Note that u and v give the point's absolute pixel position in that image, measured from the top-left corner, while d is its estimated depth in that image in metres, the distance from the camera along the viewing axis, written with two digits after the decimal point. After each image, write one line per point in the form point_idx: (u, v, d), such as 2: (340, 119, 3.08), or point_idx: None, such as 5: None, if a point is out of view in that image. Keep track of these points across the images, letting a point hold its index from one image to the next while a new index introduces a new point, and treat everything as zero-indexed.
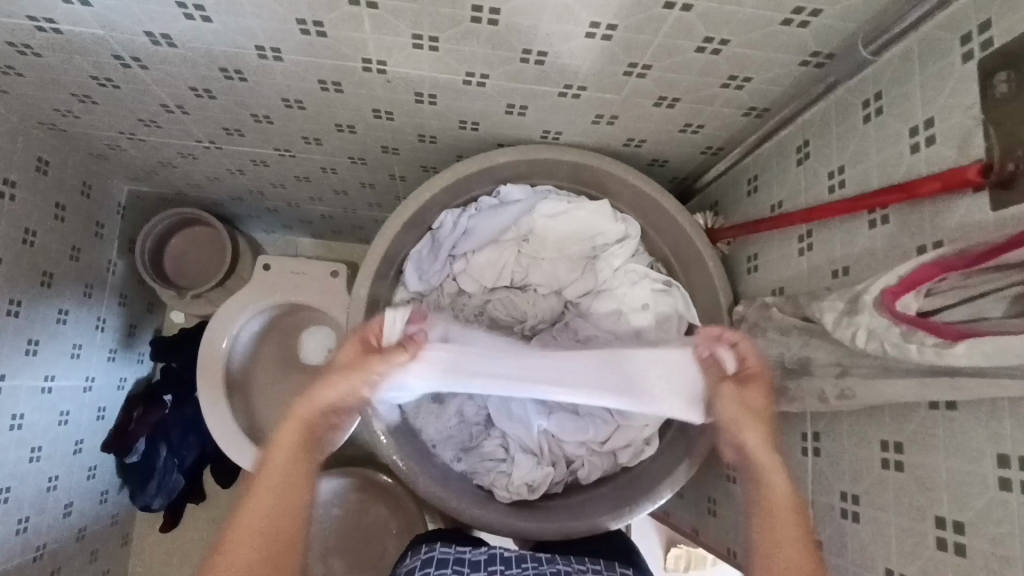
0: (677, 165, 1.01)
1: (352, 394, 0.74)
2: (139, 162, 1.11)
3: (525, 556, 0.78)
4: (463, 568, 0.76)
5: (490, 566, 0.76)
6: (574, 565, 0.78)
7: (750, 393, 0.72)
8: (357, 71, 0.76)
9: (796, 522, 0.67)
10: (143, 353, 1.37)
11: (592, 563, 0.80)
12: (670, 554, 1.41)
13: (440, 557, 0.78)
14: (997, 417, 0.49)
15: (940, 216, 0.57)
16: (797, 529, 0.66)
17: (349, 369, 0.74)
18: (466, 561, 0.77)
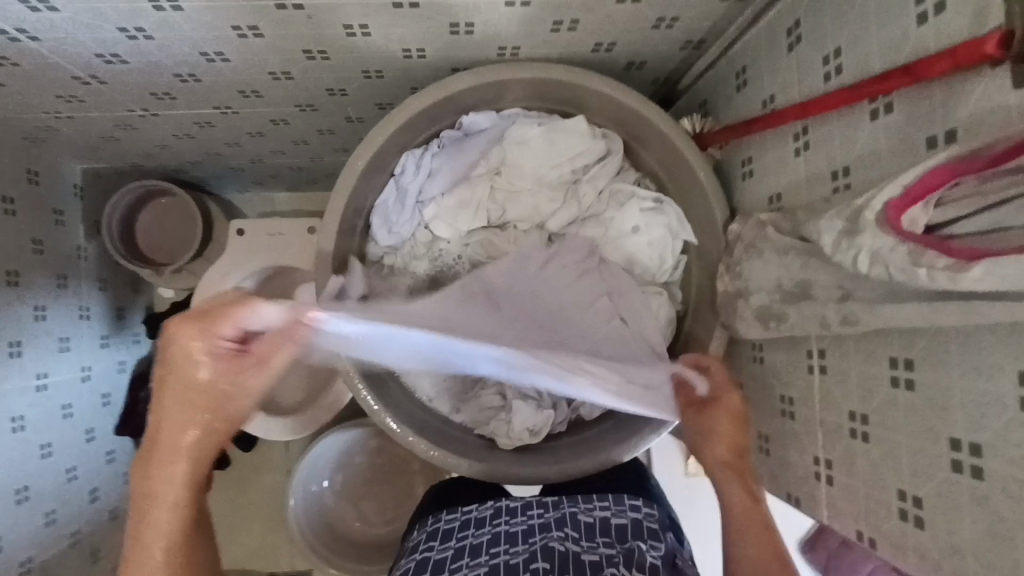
0: (656, 66, 0.90)
1: (240, 398, 0.62)
2: (80, 140, 1.03)
3: (530, 504, 0.77)
4: (469, 529, 0.75)
5: (496, 519, 0.76)
6: (579, 504, 0.77)
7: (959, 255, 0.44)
8: (271, 10, 0.66)
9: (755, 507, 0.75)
10: (138, 333, 1.36)
11: (600, 500, 0.79)
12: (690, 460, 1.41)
13: (445, 528, 0.76)
14: (1020, 333, 0.44)
15: (954, 101, 0.49)
16: (757, 516, 0.75)
17: (244, 384, 0.62)
18: (471, 521, 0.76)
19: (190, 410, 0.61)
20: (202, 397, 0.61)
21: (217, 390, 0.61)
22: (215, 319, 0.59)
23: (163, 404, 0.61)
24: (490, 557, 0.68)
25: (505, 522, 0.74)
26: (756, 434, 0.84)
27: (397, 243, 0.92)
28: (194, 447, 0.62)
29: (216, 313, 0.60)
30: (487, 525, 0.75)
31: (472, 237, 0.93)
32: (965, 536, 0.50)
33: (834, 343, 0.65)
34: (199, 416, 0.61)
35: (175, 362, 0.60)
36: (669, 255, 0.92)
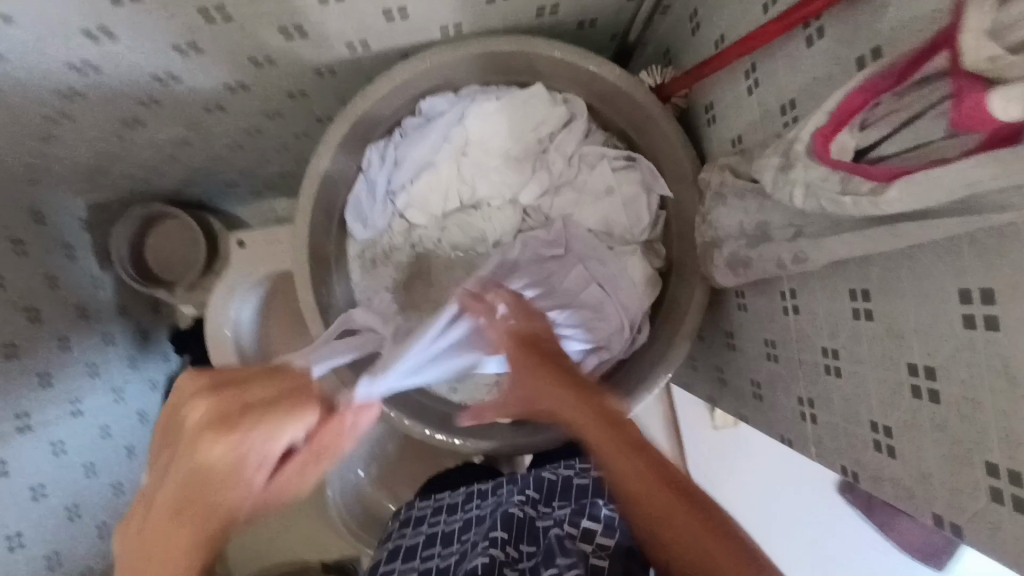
0: (609, 21, 0.88)
1: (249, 513, 0.52)
2: (74, 175, 1.08)
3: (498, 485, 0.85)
4: (442, 515, 0.83)
5: (468, 504, 0.83)
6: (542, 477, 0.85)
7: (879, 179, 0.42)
8: (203, 25, 0.68)
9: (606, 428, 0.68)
10: (165, 350, 1.43)
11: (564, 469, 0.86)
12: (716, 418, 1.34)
13: (422, 515, 0.84)
14: (956, 249, 0.42)
15: (875, 14, 0.46)
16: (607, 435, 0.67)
17: (264, 496, 0.53)
18: (445, 507, 0.84)
19: (192, 518, 0.49)
20: (216, 508, 0.49)
21: (238, 504, 0.50)
22: (267, 419, 0.52)
23: (162, 497, 0.49)
24: (462, 544, 0.76)
25: (474, 506, 0.82)
26: (749, 381, 0.83)
27: (373, 235, 0.94)
28: None
29: (260, 410, 0.52)
30: (456, 512, 0.82)
31: (447, 219, 0.93)
32: (932, 461, 0.48)
33: (801, 280, 0.63)
34: (197, 538, 0.49)
35: (196, 461, 0.49)
36: (646, 212, 0.90)
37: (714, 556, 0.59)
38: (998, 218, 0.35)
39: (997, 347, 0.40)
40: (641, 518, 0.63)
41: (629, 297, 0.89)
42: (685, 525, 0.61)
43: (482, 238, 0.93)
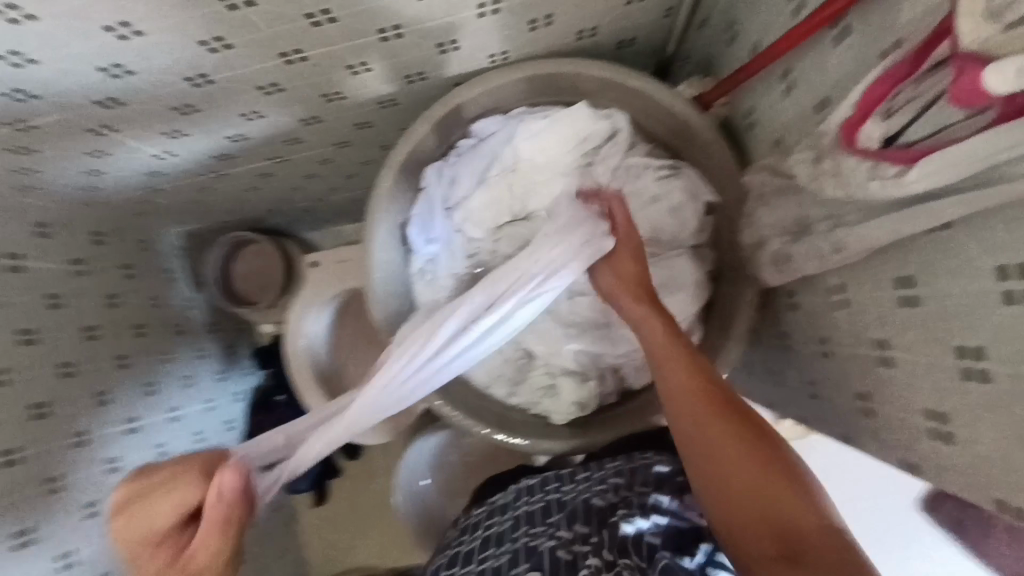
0: (647, 39, 0.92)
1: None
2: (173, 207, 1.22)
3: (547, 482, 0.86)
4: (496, 517, 0.83)
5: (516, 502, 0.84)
6: (592, 474, 0.84)
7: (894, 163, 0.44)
8: (282, 67, 0.78)
9: (694, 399, 0.65)
10: (248, 367, 1.56)
11: (612, 461, 0.86)
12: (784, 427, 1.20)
13: (476, 521, 0.85)
14: (988, 226, 0.43)
15: (893, 9, 0.48)
16: (692, 405, 0.65)
17: None
18: (499, 508, 0.85)
19: None
20: None
21: None
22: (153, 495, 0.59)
23: None
24: (512, 545, 0.74)
25: (523, 504, 0.83)
26: (805, 381, 0.82)
27: (433, 250, 1.00)
28: None
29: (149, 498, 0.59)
30: (506, 511, 0.83)
31: (501, 233, 0.98)
32: (990, 445, 0.47)
33: (847, 275, 0.64)
34: None
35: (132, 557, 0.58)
36: (691, 219, 0.92)
37: (779, 526, 0.54)
38: (1013, 187, 0.36)
39: None
40: (700, 471, 0.62)
41: (682, 300, 0.92)
42: (756, 488, 0.57)
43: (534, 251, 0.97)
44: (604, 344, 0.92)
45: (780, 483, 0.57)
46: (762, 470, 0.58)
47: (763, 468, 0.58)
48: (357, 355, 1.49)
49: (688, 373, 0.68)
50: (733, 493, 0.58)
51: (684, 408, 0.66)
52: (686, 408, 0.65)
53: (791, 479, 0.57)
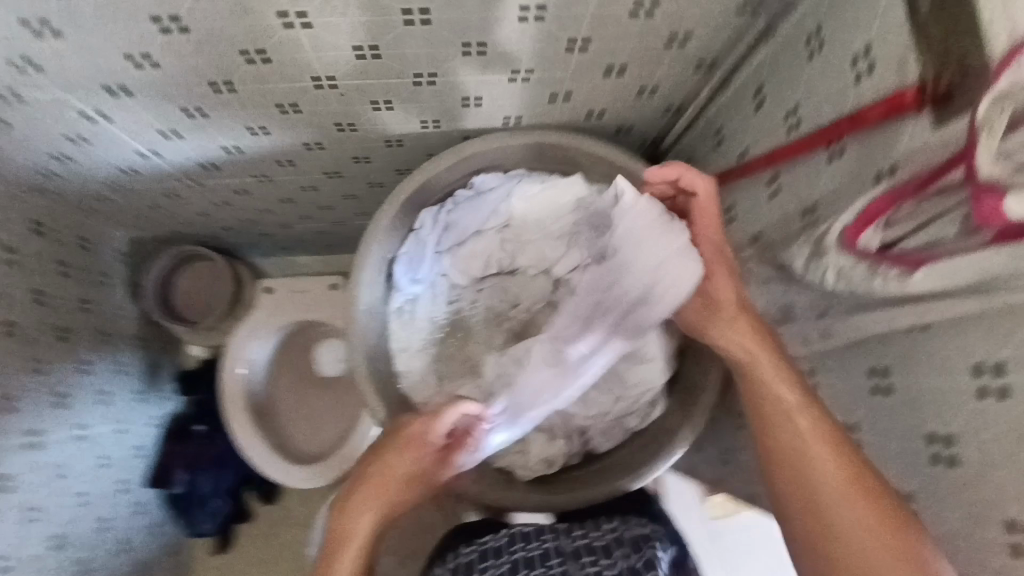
0: (643, 129, 1.00)
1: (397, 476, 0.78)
2: (130, 209, 1.14)
3: (543, 530, 0.80)
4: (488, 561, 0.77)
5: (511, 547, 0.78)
6: (592, 530, 0.80)
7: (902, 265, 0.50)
8: (309, 91, 0.78)
9: (828, 449, 0.64)
10: (168, 391, 1.43)
11: (609, 522, 0.82)
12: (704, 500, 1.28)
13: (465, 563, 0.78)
14: (966, 330, 0.50)
15: (892, 140, 0.57)
16: (825, 454, 0.64)
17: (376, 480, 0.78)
18: (490, 551, 0.78)
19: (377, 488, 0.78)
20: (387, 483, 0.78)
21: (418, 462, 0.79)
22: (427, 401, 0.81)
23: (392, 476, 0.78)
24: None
25: (519, 549, 0.77)
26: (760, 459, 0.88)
27: (416, 288, 1.01)
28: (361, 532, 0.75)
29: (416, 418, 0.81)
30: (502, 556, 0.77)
31: (486, 283, 1.02)
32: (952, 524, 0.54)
33: (820, 362, 0.71)
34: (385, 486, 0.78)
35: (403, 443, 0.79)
36: None
37: None
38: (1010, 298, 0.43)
39: (1007, 413, 0.47)
40: (794, 487, 0.67)
41: (651, 370, 0.95)
42: (856, 517, 0.61)
43: (515, 303, 1.02)
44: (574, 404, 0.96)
45: (886, 514, 0.59)
46: (862, 499, 0.61)
47: (865, 497, 0.61)
48: (296, 392, 1.40)
49: (826, 419, 0.66)
50: (834, 516, 0.63)
51: (813, 454, 0.65)
52: (793, 434, 0.68)
53: (904, 509, 0.58)
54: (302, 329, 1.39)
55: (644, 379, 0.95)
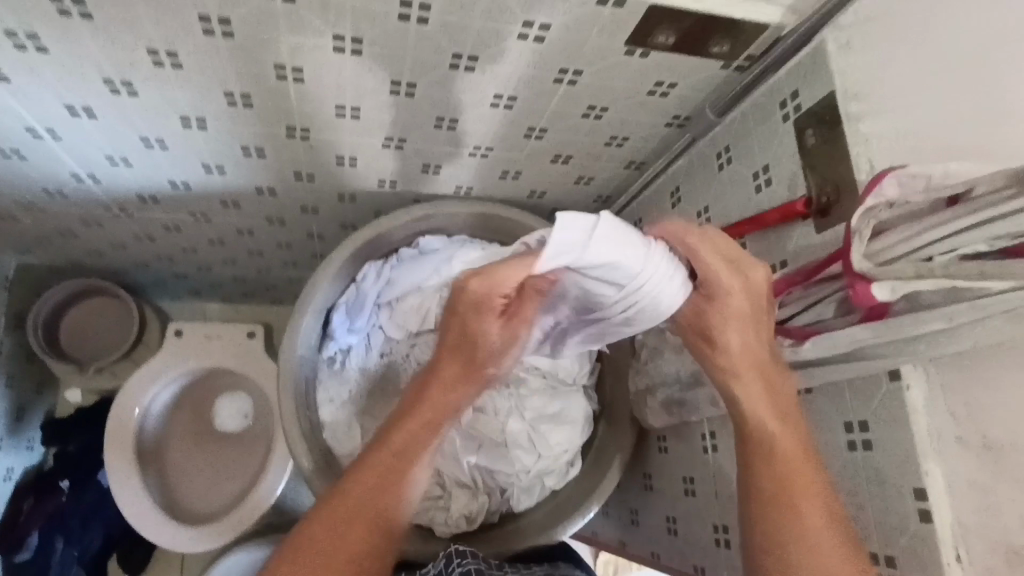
0: (574, 214, 1.12)
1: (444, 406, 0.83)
2: (36, 233, 1.06)
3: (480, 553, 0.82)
4: None
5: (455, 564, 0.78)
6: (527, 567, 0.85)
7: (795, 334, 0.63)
8: (280, 137, 0.81)
9: (805, 471, 0.60)
10: (32, 439, 1.27)
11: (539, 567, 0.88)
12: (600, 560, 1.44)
13: None
14: (840, 393, 0.62)
15: (783, 239, 0.71)
16: (804, 481, 0.59)
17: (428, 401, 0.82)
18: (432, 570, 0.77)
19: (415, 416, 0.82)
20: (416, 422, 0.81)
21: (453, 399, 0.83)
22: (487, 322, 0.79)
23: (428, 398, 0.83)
24: None
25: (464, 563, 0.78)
26: (665, 517, 0.96)
27: (348, 339, 1.02)
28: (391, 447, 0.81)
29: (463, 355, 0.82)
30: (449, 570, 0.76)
31: (420, 338, 1.01)
32: None
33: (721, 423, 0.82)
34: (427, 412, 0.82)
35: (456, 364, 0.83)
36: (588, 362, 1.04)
37: None
38: (877, 363, 0.55)
39: (870, 462, 0.59)
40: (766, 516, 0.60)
41: (570, 432, 1.00)
42: (826, 571, 0.56)
43: None
44: (499, 462, 0.97)
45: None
46: (839, 553, 0.56)
47: (843, 554, 0.56)
48: (190, 445, 1.29)
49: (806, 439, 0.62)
50: (805, 568, 0.57)
51: (793, 478, 0.60)
52: (785, 472, 0.60)
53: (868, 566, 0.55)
54: (208, 376, 1.30)
55: (565, 439, 0.99)
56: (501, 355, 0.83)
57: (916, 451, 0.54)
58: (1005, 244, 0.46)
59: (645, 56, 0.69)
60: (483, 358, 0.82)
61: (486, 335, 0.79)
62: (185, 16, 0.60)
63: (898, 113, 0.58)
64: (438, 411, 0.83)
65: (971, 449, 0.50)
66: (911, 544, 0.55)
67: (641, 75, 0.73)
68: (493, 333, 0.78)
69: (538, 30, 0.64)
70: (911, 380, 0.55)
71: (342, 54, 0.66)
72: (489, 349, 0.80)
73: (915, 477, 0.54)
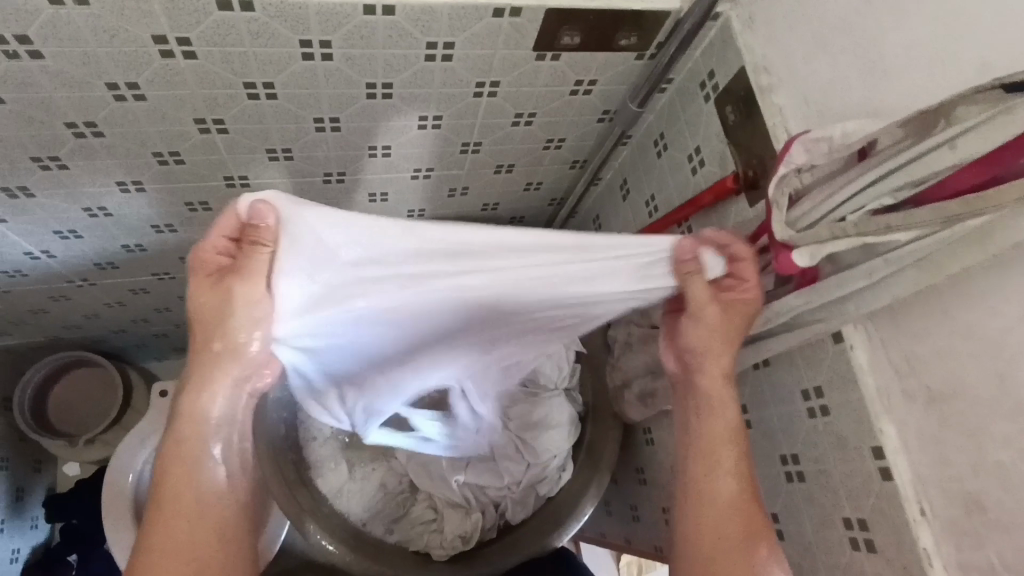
0: (533, 219, 1.12)
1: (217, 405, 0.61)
2: (6, 315, 1.07)
3: None
4: None
5: None
6: None
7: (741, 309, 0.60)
8: (221, 189, 0.82)
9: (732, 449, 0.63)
10: (37, 517, 1.28)
11: None
12: (622, 563, 1.43)
13: None
14: (794, 363, 0.62)
15: (723, 217, 0.72)
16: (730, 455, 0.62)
17: (198, 390, 0.60)
18: None
19: (188, 424, 0.60)
20: (191, 427, 0.60)
21: (221, 395, 0.61)
22: (223, 319, 0.56)
23: (192, 394, 0.60)
24: None
25: None
26: (660, 509, 0.96)
27: None
28: (191, 456, 0.60)
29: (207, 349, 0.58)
30: None
31: None
32: (808, 533, 0.63)
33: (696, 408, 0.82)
34: (193, 422, 0.60)
35: (204, 357, 0.59)
36: (566, 365, 1.01)
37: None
38: (818, 328, 0.55)
39: (830, 427, 0.59)
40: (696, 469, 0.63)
41: (556, 436, 0.98)
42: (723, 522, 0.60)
43: None
44: (487, 476, 0.97)
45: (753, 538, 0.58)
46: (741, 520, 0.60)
47: (747, 521, 0.59)
48: None
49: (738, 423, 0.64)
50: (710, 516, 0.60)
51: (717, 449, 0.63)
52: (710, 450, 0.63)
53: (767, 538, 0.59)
54: None
55: (554, 444, 0.97)
56: (225, 326, 0.56)
57: (868, 410, 0.54)
58: (907, 195, 0.46)
59: (556, 59, 0.70)
60: (204, 342, 0.58)
61: (215, 310, 0.56)
62: (94, 87, 0.61)
63: (805, 79, 0.59)
64: (182, 420, 0.60)
65: (916, 401, 0.50)
66: (879, 505, 0.54)
67: (558, 77, 0.73)
68: (205, 302, 0.56)
69: (444, 49, 0.65)
70: (854, 340, 0.55)
71: (258, 100, 0.67)
72: (210, 322, 0.57)
73: (872, 437, 0.54)
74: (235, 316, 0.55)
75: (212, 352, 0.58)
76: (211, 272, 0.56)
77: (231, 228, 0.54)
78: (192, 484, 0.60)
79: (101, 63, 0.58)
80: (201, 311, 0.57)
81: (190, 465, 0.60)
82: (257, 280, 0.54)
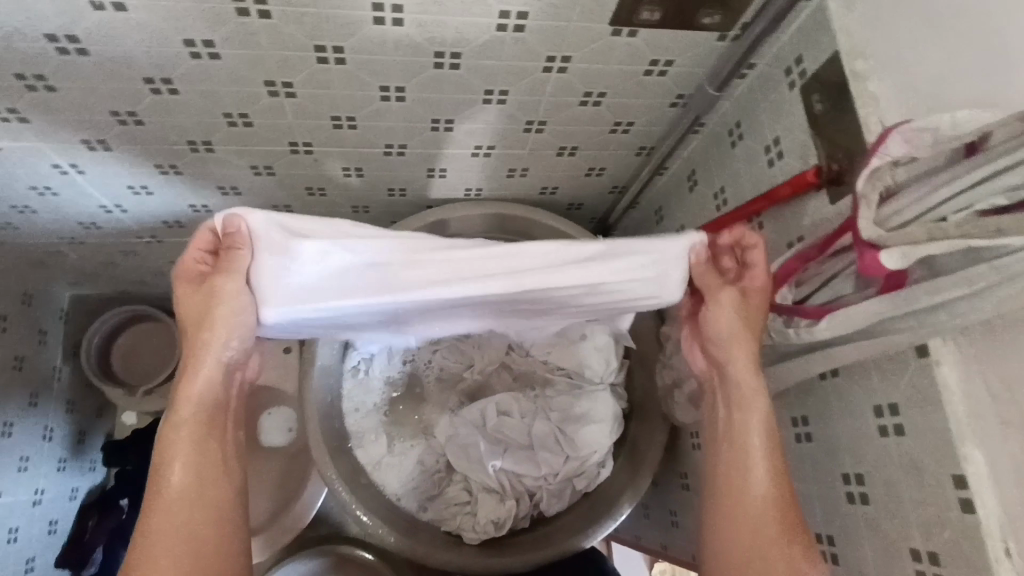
0: (592, 206, 1.08)
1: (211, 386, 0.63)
2: (82, 265, 1.13)
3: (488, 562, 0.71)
4: None
5: None
6: None
7: (750, 307, 0.63)
8: (285, 154, 0.83)
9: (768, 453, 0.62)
10: (96, 460, 1.36)
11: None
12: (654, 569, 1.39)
13: None
14: (867, 375, 0.58)
15: (798, 214, 0.67)
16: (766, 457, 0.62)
17: (191, 372, 0.62)
18: None
19: (192, 397, 0.62)
20: (193, 403, 0.62)
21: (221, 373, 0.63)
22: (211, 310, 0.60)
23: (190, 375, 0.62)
24: None
25: None
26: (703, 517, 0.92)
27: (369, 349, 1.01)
28: (192, 431, 0.62)
29: (197, 338, 0.61)
30: None
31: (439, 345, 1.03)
32: (868, 559, 0.59)
33: None
34: (192, 397, 0.62)
35: (193, 348, 0.61)
36: (615, 360, 0.98)
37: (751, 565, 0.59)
38: (902, 338, 0.50)
39: (904, 448, 0.54)
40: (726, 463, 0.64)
41: (598, 432, 0.95)
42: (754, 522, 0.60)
43: (469, 364, 1.03)
44: (525, 464, 0.96)
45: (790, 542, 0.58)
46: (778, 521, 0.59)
47: (783, 522, 0.60)
48: None
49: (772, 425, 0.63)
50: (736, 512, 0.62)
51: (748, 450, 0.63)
52: (739, 448, 0.63)
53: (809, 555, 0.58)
54: None
55: (595, 439, 0.95)
56: (207, 321, 0.60)
57: (951, 434, 0.49)
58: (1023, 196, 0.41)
59: (633, 35, 0.67)
60: (195, 333, 0.61)
61: (201, 310, 0.61)
62: (172, 43, 0.62)
63: (909, 64, 0.53)
64: (177, 421, 0.62)
65: (1010, 428, 0.45)
66: (955, 538, 0.49)
67: (633, 55, 0.70)
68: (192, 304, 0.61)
69: (517, 20, 0.63)
70: (940, 356, 0.50)
71: (327, 64, 0.67)
72: (197, 320, 0.61)
73: (953, 463, 0.49)
74: (220, 310, 0.60)
75: (199, 341, 0.61)
76: (194, 280, 0.62)
77: (208, 243, 0.62)
78: (195, 457, 0.62)
79: (181, 19, 0.59)
80: (191, 309, 0.61)
81: (188, 469, 0.61)
82: (237, 277, 0.59)
